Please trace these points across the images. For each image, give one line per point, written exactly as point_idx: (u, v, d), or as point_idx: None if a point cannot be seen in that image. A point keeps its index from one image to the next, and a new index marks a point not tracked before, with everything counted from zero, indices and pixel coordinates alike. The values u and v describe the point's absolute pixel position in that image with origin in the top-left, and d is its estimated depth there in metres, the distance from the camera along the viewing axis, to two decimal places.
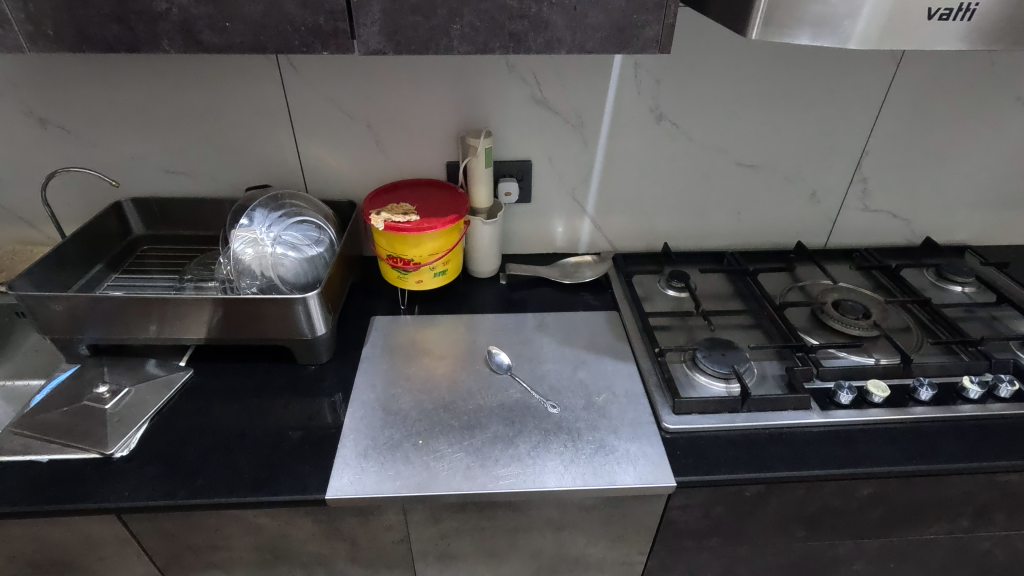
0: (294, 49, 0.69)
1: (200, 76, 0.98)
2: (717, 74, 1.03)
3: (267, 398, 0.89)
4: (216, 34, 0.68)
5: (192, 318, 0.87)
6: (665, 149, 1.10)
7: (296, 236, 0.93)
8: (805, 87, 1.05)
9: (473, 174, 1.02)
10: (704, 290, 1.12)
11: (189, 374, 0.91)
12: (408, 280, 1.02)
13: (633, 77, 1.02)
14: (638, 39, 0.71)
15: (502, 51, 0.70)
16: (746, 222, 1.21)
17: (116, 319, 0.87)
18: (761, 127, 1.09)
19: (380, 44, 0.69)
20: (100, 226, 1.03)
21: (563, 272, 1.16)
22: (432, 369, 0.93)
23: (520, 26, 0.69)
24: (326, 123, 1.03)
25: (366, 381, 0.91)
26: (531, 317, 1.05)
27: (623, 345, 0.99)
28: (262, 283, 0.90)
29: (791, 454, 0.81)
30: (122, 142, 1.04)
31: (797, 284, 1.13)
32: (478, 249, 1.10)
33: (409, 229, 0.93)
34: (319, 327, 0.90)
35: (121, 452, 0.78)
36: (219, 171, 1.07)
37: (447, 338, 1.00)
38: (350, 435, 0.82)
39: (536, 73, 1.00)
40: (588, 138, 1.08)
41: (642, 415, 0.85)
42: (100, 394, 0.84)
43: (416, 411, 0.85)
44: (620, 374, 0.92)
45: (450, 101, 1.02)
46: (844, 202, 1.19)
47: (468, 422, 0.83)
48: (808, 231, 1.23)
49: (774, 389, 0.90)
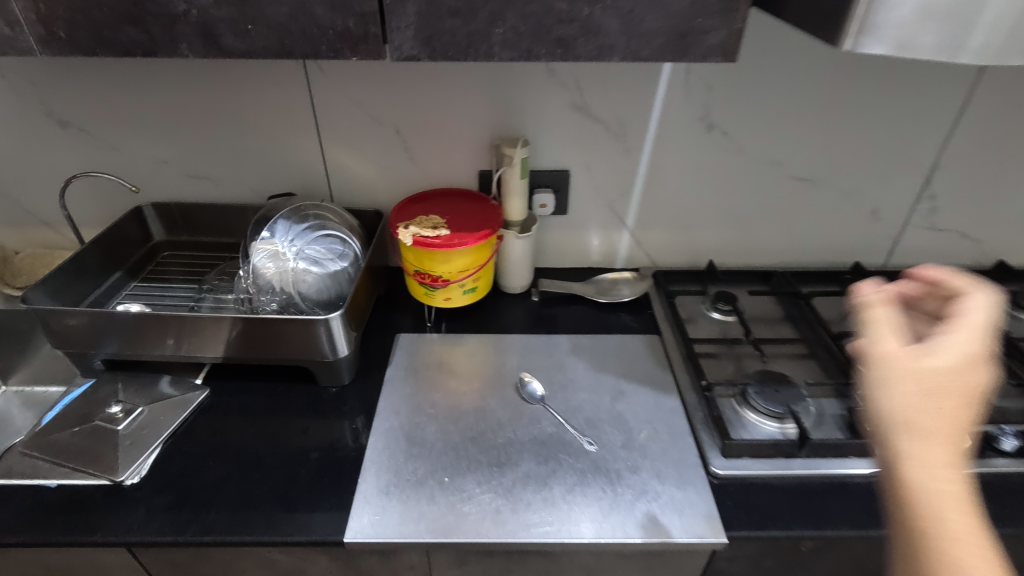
0: (322, 55, 0.63)
1: (224, 78, 0.93)
2: (777, 81, 0.94)
3: (286, 421, 0.84)
4: (238, 38, 0.62)
5: (210, 334, 0.83)
6: (714, 160, 1.02)
7: (320, 250, 0.88)
8: (874, 95, 0.96)
9: (507, 186, 0.96)
10: (752, 314, 1.04)
11: (205, 394, 0.86)
12: (436, 297, 0.96)
13: (683, 83, 0.94)
14: (701, 46, 0.63)
15: (547, 59, 0.63)
16: (798, 239, 1.12)
17: (133, 334, 0.83)
18: (822, 139, 1.00)
19: (414, 49, 0.63)
20: (120, 233, 1.00)
21: (599, 290, 1.09)
22: (460, 393, 0.88)
23: (569, 30, 0.62)
24: (353, 128, 0.97)
25: (389, 406, 0.85)
26: (564, 339, 0.98)
27: (665, 374, 0.91)
28: (282, 299, 0.85)
29: (855, 509, 0.73)
30: (144, 146, 0.99)
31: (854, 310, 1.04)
32: (510, 264, 1.04)
33: (439, 244, 0.87)
34: (341, 348, 0.84)
35: (132, 479, 0.74)
36: (242, 176, 1.03)
37: (475, 359, 0.94)
38: (371, 469, 0.76)
39: (578, 78, 0.93)
40: (631, 147, 1.00)
41: (688, 457, 0.78)
42: (113, 414, 0.80)
43: (441, 443, 0.79)
44: (662, 408, 0.85)
45: (485, 108, 0.96)
46: (908, 219, 1.10)
47: (498, 459, 0.77)
48: (867, 250, 1.13)
49: (834, 431, 0.81)
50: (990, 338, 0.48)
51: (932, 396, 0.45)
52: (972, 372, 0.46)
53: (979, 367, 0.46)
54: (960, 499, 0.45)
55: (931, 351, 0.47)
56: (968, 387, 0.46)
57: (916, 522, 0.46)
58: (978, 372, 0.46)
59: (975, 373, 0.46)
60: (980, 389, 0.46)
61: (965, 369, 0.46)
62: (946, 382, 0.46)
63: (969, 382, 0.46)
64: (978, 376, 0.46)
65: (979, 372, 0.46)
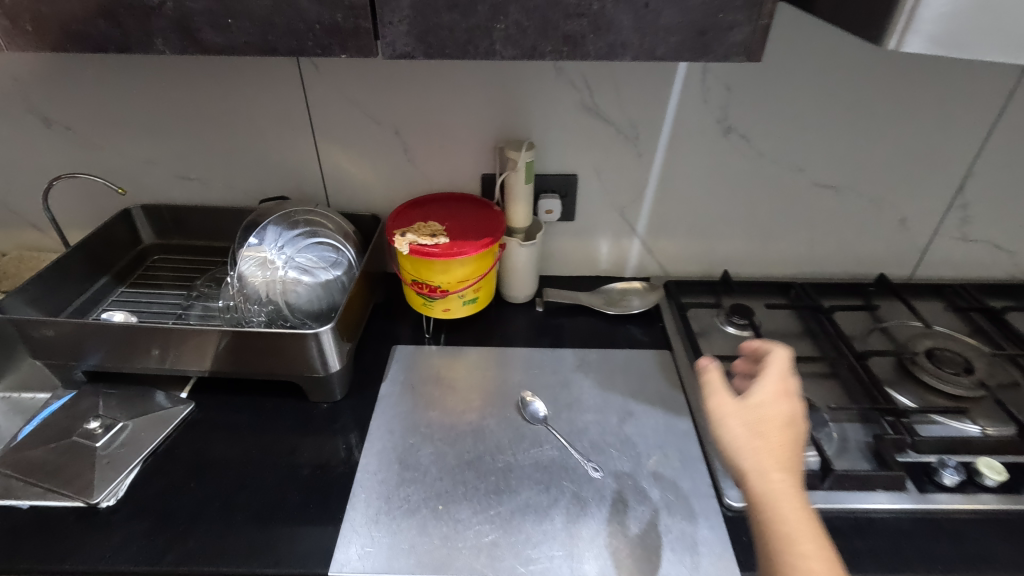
0: (308, 52, 0.58)
1: (214, 75, 0.88)
2: (800, 82, 0.88)
3: (274, 439, 0.79)
4: (217, 32, 0.57)
5: (196, 346, 0.79)
6: (731, 165, 0.96)
7: (312, 258, 0.83)
8: (905, 98, 0.90)
9: (511, 191, 0.91)
10: (769, 328, 0.98)
11: (189, 409, 0.82)
12: (435, 308, 0.91)
13: (699, 84, 0.88)
14: (722, 44, 0.57)
15: (553, 57, 0.58)
16: (819, 249, 1.06)
17: (115, 345, 0.79)
18: (847, 144, 0.94)
19: (408, 46, 0.58)
20: (107, 236, 0.96)
21: (607, 300, 1.03)
22: (457, 411, 0.83)
23: (577, 26, 0.56)
24: (349, 129, 0.92)
25: (383, 425, 0.80)
26: (570, 354, 0.93)
27: (676, 393, 0.86)
28: (270, 310, 0.81)
29: (883, 549, 0.67)
30: (132, 145, 0.95)
31: (879, 326, 0.98)
32: (513, 273, 0.99)
33: (438, 254, 0.82)
34: (333, 363, 0.79)
35: (108, 501, 0.70)
36: (234, 178, 0.98)
37: (475, 374, 0.89)
38: (361, 494, 0.72)
39: (588, 77, 0.88)
40: (644, 151, 0.95)
41: (701, 486, 0.73)
42: (92, 430, 0.76)
43: (437, 467, 0.75)
44: (673, 432, 0.79)
45: (488, 108, 0.90)
46: (937, 229, 1.03)
47: (496, 485, 0.72)
48: (892, 261, 1.07)
49: (859, 461, 0.75)
50: (792, 381, 0.62)
51: (751, 424, 0.58)
52: (779, 404, 0.60)
53: (785, 399, 0.60)
54: (791, 495, 0.54)
55: (747, 394, 0.61)
56: (782, 415, 0.59)
57: (763, 527, 0.54)
58: (785, 402, 0.60)
59: (781, 404, 0.60)
60: (793, 416, 0.59)
61: (774, 403, 0.60)
62: (761, 414, 0.59)
63: (780, 411, 0.59)
64: (787, 406, 0.60)
65: (785, 402, 0.60)
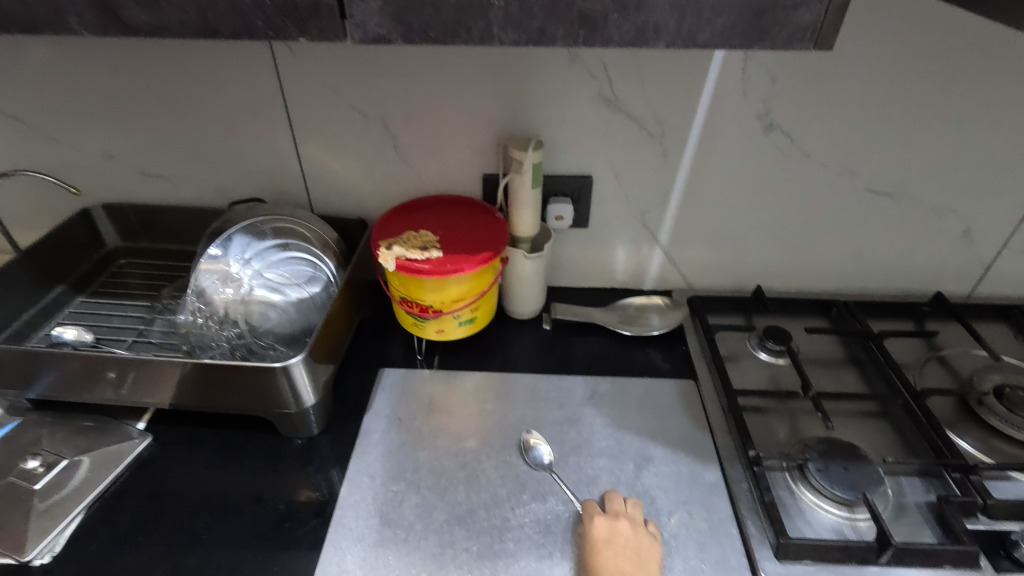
0: (258, 35, 0.46)
1: (175, 58, 0.76)
2: (858, 73, 0.75)
3: (238, 482, 0.69)
4: (144, 9, 0.45)
5: (152, 374, 0.68)
6: (771, 167, 0.83)
7: (282, 274, 0.74)
8: (983, 91, 0.76)
9: (516, 196, 0.79)
10: (808, 355, 0.86)
11: (145, 444, 0.72)
12: (427, 328, 0.80)
13: (738, 74, 0.75)
14: (785, 27, 0.44)
15: (566, 42, 0.46)
16: (866, 262, 0.93)
17: (61, 372, 0.70)
18: (908, 145, 0.81)
19: (382, 27, 0.46)
20: (63, 240, 0.86)
21: (623, 318, 0.92)
22: (450, 452, 0.72)
23: (598, 3, 0.44)
24: (331, 122, 0.81)
25: (364, 467, 0.70)
26: (579, 384, 0.81)
27: (701, 434, 0.74)
28: (235, 333, 0.72)
29: None
30: (89, 138, 0.84)
31: (935, 355, 0.85)
32: (517, 287, 0.87)
33: (428, 271, 0.71)
34: (307, 397, 0.69)
35: (42, 559, 0.61)
36: (204, 175, 0.87)
37: (472, 406, 0.78)
38: (334, 556, 0.62)
39: (608, 64, 0.75)
40: (670, 150, 0.82)
41: (730, 557, 0.61)
42: (31, 469, 0.66)
43: (422, 523, 0.64)
44: (698, 485, 0.68)
45: (491, 100, 0.78)
46: (1006, 242, 0.89)
47: (490, 549, 0.62)
48: (949, 277, 0.94)
49: (919, 527, 0.64)
50: (609, 506, 0.64)
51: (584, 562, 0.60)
52: (594, 525, 0.62)
53: (606, 519, 0.62)
54: None
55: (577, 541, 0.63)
56: (599, 538, 0.61)
57: None
58: (603, 522, 0.62)
59: (597, 525, 0.62)
60: (612, 533, 0.61)
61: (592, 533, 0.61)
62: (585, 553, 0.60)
63: (597, 535, 0.61)
64: (605, 526, 0.62)
65: (602, 521, 0.62)
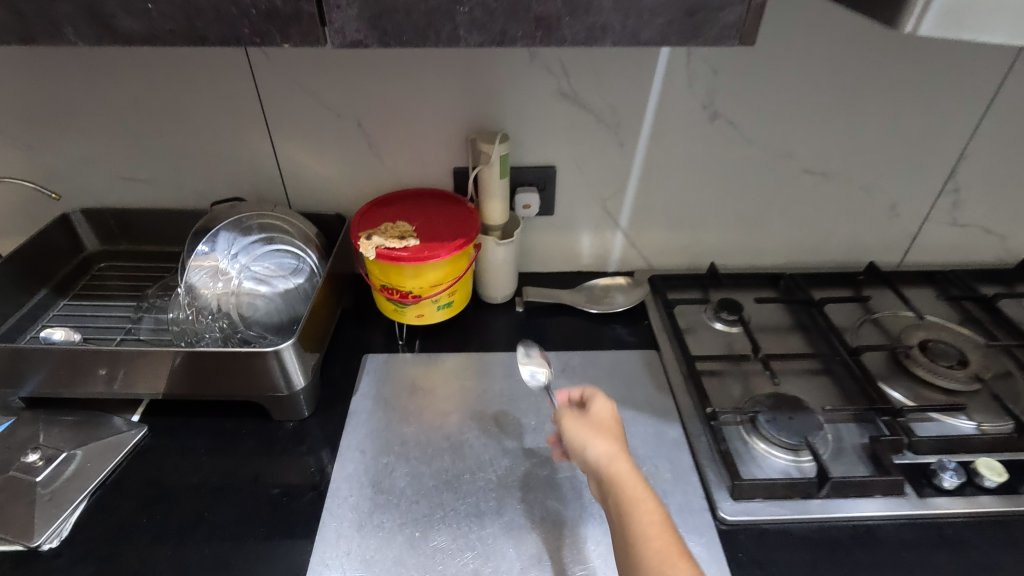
0: (244, 41, 0.51)
1: (151, 65, 0.79)
2: (790, 64, 0.83)
3: (235, 464, 0.73)
4: (135, 19, 0.49)
5: (146, 366, 0.72)
6: (718, 153, 0.91)
7: (268, 267, 0.77)
8: (899, 79, 0.85)
9: (485, 186, 0.85)
10: (758, 323, 0.94)
11: (141, 434, 0.75)
12: (407, 314, 0.85)
13: (683, 67, 0.83)
14: (713, 25, 0.51)
15: (524, 43, 0.51)
16: (808, 237, 1.02)
17: (55, 368, 0.72)
18: (838, 128, 0.89)
19: (359, 33, 0.51)
20: (44, 244, 0.87)
21: (590, 298, 0.98)
22: (434, 425, 0.78)
23: (551, 8, 0.50)
24: (307, 123, 0.85)
25: (355, 443, 0.75)
26: (552, 358, 0.88)
27: (664, 397, 0.82)
28: (225, 324, 0.75)
29: (884, 560, 0.64)
30: (66, 145, 0.86)
31: (870, 317, 0.94)
32: (490, 272, 0.93)
33: (407, 258, 0.76)
34: (298, 380, 0.73)
35: (50, 543, 0.64)
36: (184, 178, 0.90)
37: (452, 384, 0.84)
38: (332, 523, 0.66)
39: (565, 61, 0.81)
40: (626, 139, 0.89)
41: (692, 501, 0.69)
42: (32, 463, 0.69)
43: (414, 489, 0.70)
44: (662, 442, 0.75)
45: (458, 98, 0.83)
46: (928, 215, 1.00)
47: (477, 508, 0.68)
48: (881, 248, 1.04)
49: (855, 464, 0.72)
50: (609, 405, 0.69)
51: (591, 432, 0.62)
52: (611, 407, 0.66)
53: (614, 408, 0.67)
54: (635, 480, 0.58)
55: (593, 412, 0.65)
56: (611, 417, 0.65)
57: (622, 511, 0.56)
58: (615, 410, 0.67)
59: (612, 408, 0.66)
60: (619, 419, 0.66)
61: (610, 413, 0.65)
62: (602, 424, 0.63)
63: (611, 414, 0.65)
64: (616, 411, 0.66)
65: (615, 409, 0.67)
